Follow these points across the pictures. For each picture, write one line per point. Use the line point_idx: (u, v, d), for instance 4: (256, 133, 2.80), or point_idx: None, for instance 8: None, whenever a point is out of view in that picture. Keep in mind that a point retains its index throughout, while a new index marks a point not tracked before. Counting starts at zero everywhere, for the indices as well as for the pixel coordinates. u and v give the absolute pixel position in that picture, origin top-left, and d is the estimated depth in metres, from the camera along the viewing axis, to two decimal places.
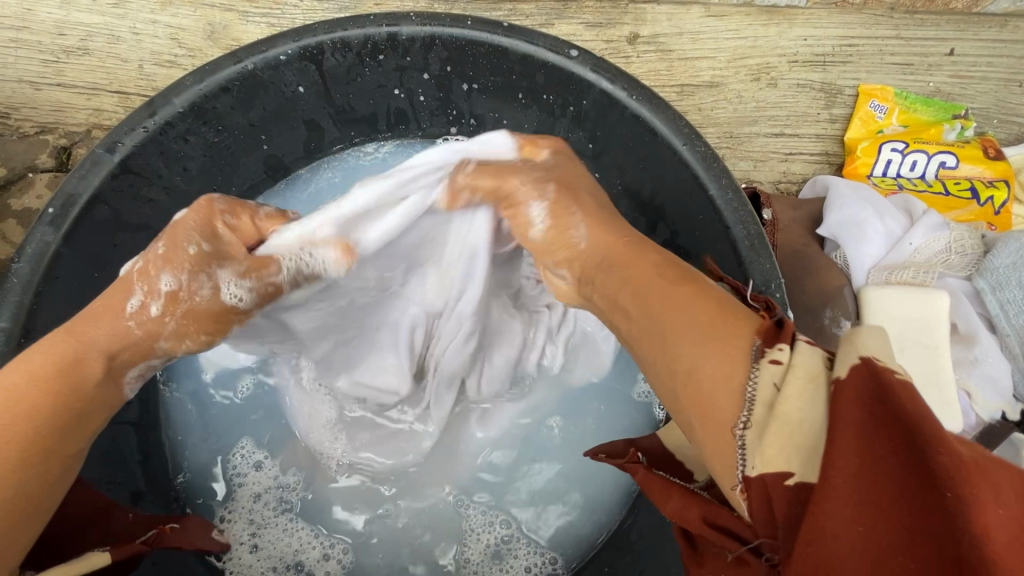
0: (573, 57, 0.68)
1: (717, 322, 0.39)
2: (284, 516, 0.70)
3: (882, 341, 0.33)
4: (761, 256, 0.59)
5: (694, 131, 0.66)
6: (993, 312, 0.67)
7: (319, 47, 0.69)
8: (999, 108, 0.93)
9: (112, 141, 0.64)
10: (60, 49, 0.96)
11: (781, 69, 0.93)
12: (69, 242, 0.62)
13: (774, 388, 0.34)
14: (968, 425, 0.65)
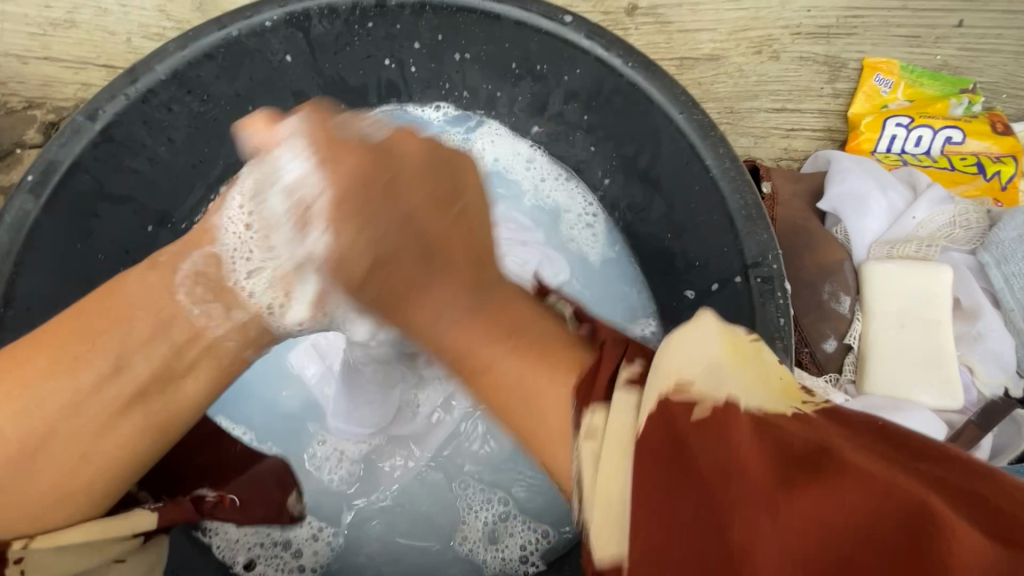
0: (566, 23, 0.66)
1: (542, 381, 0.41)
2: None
3: (707, 333, 0.35)
4: (758, 227, 0.58)
5: (690, 99, 0.64)
6: (998, 286, 0.65)
7: (306, 13, 0.67)
8: (1008, 82, 0.91)
9: (93, 108, 0.62)
10: (46, 22, 0.94)
11: (783, 41, 0.90)
12: (49, 211, 0.61)
13: (605, 415, 0.35)
14: (969, 402, 0.64)
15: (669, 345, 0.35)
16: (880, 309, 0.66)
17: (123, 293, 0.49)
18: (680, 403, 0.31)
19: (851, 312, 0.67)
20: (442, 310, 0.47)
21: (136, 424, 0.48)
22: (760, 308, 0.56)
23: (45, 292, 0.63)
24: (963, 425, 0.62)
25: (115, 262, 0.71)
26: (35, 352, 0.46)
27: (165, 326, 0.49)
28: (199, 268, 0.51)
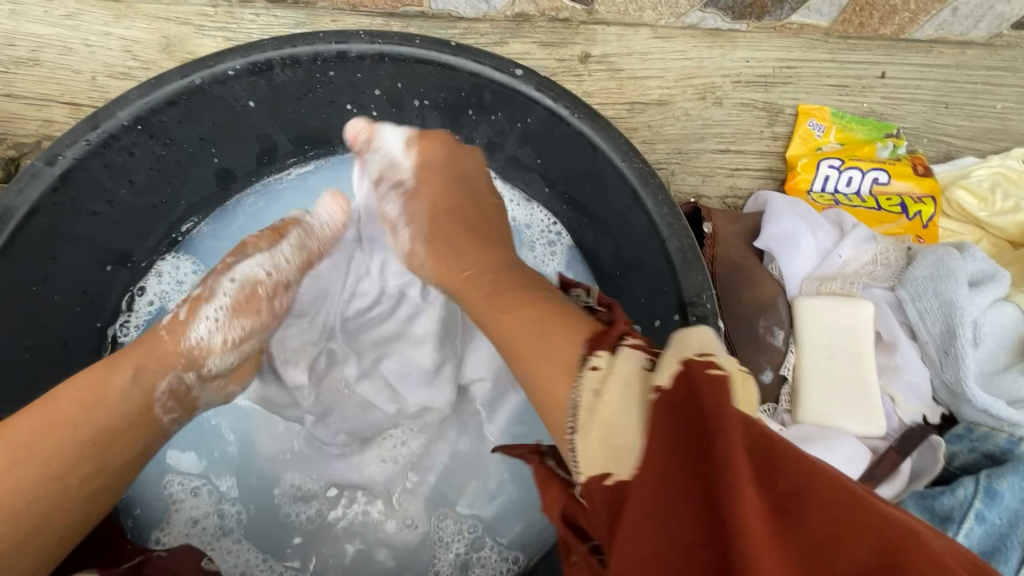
0: (517, 75, 0.70)
1: (549, 326, 0.50)
2: (225, 539, 0.72)
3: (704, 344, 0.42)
4: (694, 268, 0.63)
5: (632, 147, 0.68)
6: (913, 320, 0.70)
7: (268, 63, 0.70)
8: (928, 128, 0.99)
9: (52, 153, 0.63)
10: (10, 60, 0.95)
11: (725, 89, 0.97)
12: (5, 257, 0.62)
13: (595, 392, 0.43)
14: (891, 428, 0.69)
15: (684, 338, 0.43)
16: (810, 342, 0.71)
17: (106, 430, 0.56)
18: (699, 364, 0.40)
19: (785, 344, 0.71)
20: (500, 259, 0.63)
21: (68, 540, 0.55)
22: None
23: None
24: (885, 450, 0.67)
25: (71, 302, 0.72)
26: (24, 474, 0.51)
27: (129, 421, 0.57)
28: (173, 385, 0.62)
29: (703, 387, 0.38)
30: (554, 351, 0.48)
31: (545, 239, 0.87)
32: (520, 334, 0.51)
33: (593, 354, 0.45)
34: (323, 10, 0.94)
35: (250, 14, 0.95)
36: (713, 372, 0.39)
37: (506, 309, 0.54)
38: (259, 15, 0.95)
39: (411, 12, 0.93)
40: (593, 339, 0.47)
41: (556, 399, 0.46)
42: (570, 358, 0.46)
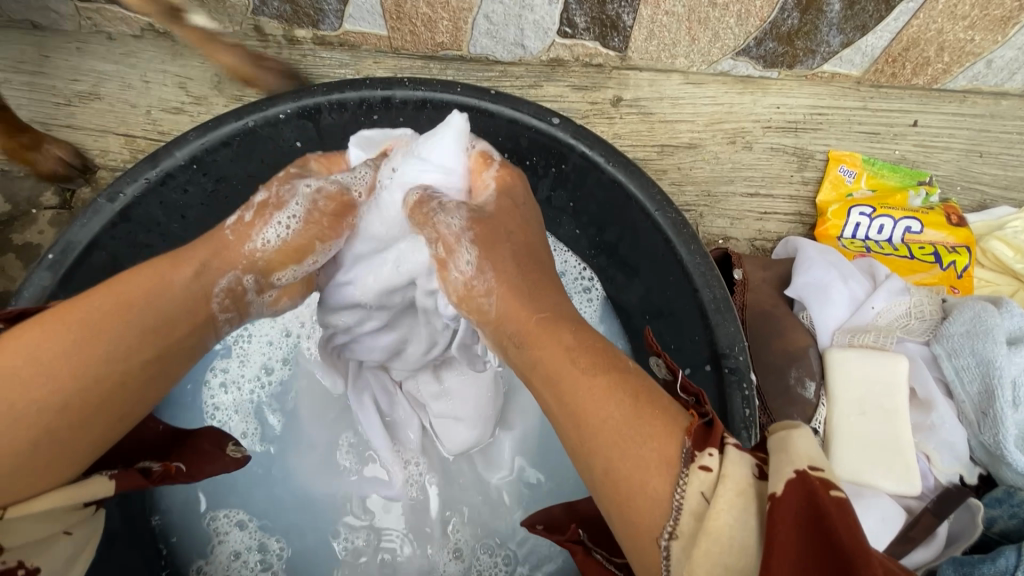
0: (555, 124, 0.73)
1: (641, 421, 0.42)
2: (264, 574, 0.74)
3: (811, 446, 0.39)
4: (726, 320, 0.63)
5: (666, 197, 0.70)
6: (950, 377, 0.70)
7: (317, 107, 0.73)
8: (962, 176, 0.99)
9: (114, 190, 0.67)
10: (73, 94, 1.01)
11: (755, 133, 0.98)
12: (65, 287, 0.65)
13: (703, 499, 0.38)
14: (926, 487, 0.68)
15: (789, 439, 0.39)
16: (843, 396, 0.70)
17: (170, 287, 0.50)
18: (818, 478, 0.36)
19: (816, 397, 0.71)
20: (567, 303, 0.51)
21: (163, 391, 0.50)
22: (726, 400, 0.61)
23: None
24: (920, 512, 0.65)
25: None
26: (80, 319, 0.46)
27: (193, 313, 0.51)
28: (233, 285, 0.54)
29: (836, 515, 0.34)
30: (649, 445, 0.41)
31: (578, 288, 0.87)
32: (592, 416, 0.43)
33: (704, 452, 0.40)
34: (367, 53, 0.99)
35: (299, 56, 1.00)
36: (837, 494, 0.35)
37: (579, 377, 0.45)
38: (307, 56, 0.99)
39: (451, 55, 0.97)
40: (696, 436, 0.41)
41: (645, 511, 0.39)
42: (672, 451, 0.40)
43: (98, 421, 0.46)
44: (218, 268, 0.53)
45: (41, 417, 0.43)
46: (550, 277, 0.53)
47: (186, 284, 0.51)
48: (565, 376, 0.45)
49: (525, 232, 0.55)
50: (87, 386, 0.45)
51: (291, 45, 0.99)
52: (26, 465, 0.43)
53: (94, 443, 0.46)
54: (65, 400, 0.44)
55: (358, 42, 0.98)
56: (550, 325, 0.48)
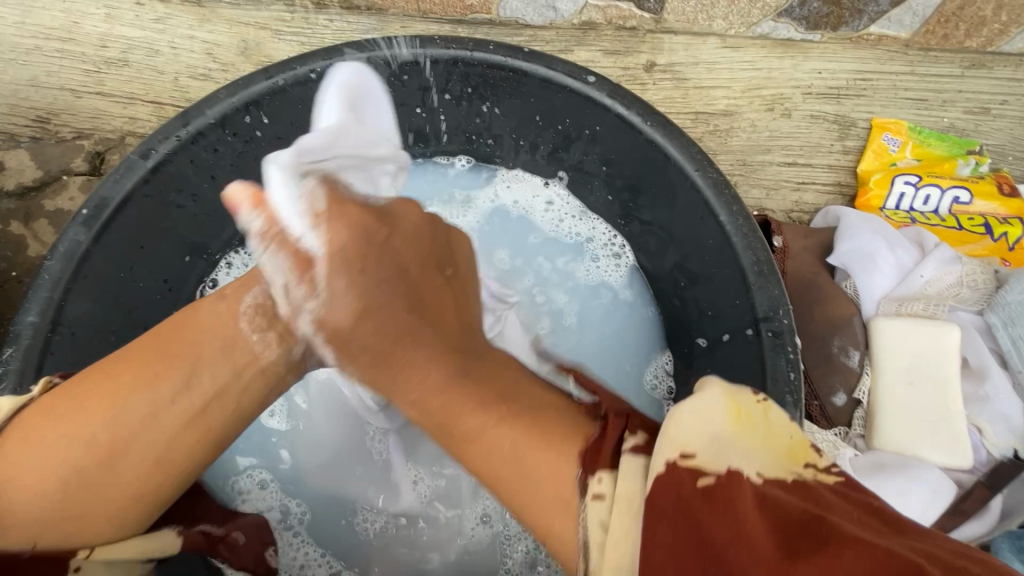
0: (590, 82, 0.70)
1: (545, 440, 0.43)
2: (287, 533, 0.74)
3: (696, 412, 0.39)
4: (769, 283, 0.61)
5: (707, 157, 0.67)
6: (1005, 347, 0.66)
7: (346, 65, 0.71)
8: (1015, 145, 0.94)
9: (147, 147, 0.67)
10: (102, 60, 1.01)
11: (795, 100, 0.94)
12: (99, 243, 0.65)
13: (602, 527, 0.38)
14: (977, 461, 0.65)
15: (674, 417, 0.39)
16: (888, 364, 0.68)
17: (195, 323, 0.53)
18: (690, 468, 0.36)
19: (860, 366, 0.68)
20: (429, 368, 0.49)
21: (197, 434, 0.51)
22: (772, 363, 0.59)
23: (91, 315, 0.66)
24: (973, 484, 0.63)
25: (152, 289, 0.75)
26: (112, 371, 0.49)
27: (229, 353, 0.52)
28: (260, 300, 0.54)
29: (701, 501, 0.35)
30: (539, 476, 0.41)
31: (607, 253, 0.85)
32: (481, 446, 0.44)
33: (592, 477, 0.39)
34: (394, 17, 0.97)
35: (325, 21, 0.98)
36: (705, 481, 0.36)
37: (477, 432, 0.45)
38: (334, 21, 0.98)
39: (479, 20, 0.95)
40: (587, 456, 0.41)
41: (562, 548, 0.41)
42: (567, 490, 0.40)
43: (149, 468, 0.50)
44: (242, 288, 0.55)
45: (72, 455, 0.47)
46: (419, 341, 0.50)
47: (221, 315, 0.53)
48: (473, 421, 0.45)
49: (371, 313, 0.50)
50: (112, 421, 0.48)
51: (317, 9, 0.98)
52: (68, 504, 0.47)
53: (129, 486, 0.49)
54: (93, 436, 0.48)
55: (385, 6, 0.97)
56: (422, 406, 0.48)
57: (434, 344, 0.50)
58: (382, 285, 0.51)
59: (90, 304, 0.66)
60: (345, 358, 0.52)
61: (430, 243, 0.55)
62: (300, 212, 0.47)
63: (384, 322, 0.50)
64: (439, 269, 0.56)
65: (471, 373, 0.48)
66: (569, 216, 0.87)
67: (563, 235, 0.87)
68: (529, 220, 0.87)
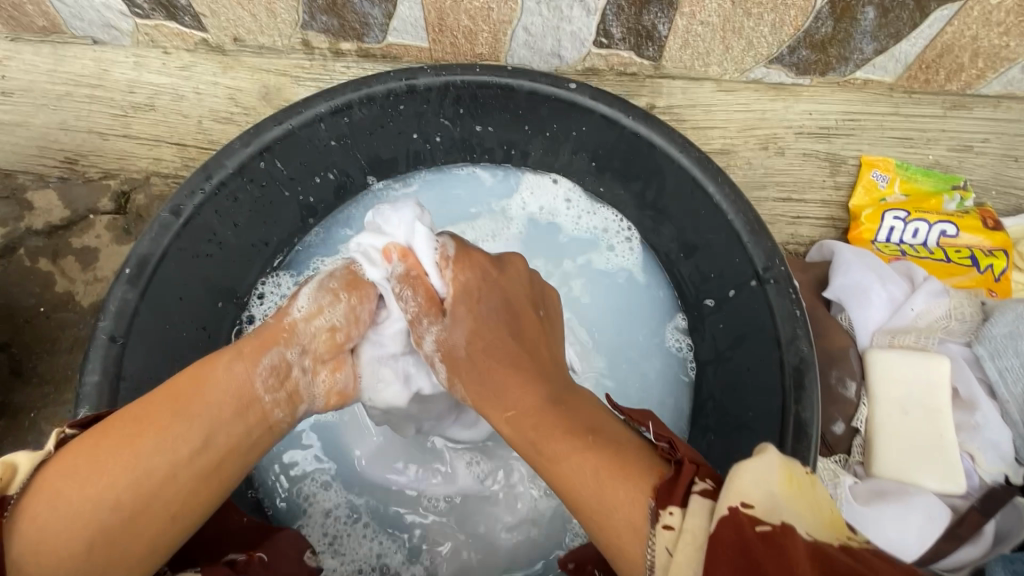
0: (572, 90, 0.75)
1: (617, 471, 0.46)
2: (359, 526, 0.77)
3: (753, 475, 0.40)
4: (762, 236, 0.70)
5: (687, 139, 0.74)
6: (993, 378, 0.70)
7: (347, 103, 0.76)
8: (997, 180, 1.00)
9: (175, 205, 0.71)
10: (129, 105, 1.06)
11: (787, 140, 1.00)
12: (144, 297, 0.70)
13: (668, 553, 0.41)
14: (971, 486, 0.68)
15: (736, 471, 0.41)
16: (884, 396, 0.71)
17: (214, 380, 0.55)
18: (748, 516, 0.38)
19: (857, 396, 0.72)
20: (526, 393, 0.56)
21: (214, 487, 0.53)
22: (776, 301, 0.68)
23: (143, 366, 0.71)
24: (967, 510, 0.66)
25: (193, 337, 0.79)
26: (134, 431, 0.50)
27: (245, 412, 0.56)
28: (275, 364, 0.59)
29: (760, 551, 0.36)
30: (617, 500, 0.45)
31: (620, 240, 0.89)
32: (569, 464, 0.48)
33: (665, 509, 0.42)
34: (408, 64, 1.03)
35: (343, 68, 1.05)
36: (763, 528, 0.37)
37: (558, 453, 0.49)
38: (351, 68, 1.04)
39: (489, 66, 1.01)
40: (661, 490, 0.44)
41: (630, 564, 0.43)
42: (639, 518, 0.43)
43: (160, 529, 0.50)
44: (261, 348, 0.59)
45: (98, 515, 0.48)
46: (521, 363, 0.59)
47: (239, 375, 0.56)
48: (563, 444, 0.49)
49: (480, 335, 0.61)
50: (136, 481, 0.49)
51: (336, 57, 1.03)
52: (88, 566, 0.47)
53: (149, 543, 0.50)
54: (118, 498, 0.48)
55: (400, 54, 1.02)
56: (519, 422, 0.54)
57: (530, 375, 0.58)
58: (492, 314, 0.63)
59: (141, 350, 0.71)
60: (454, 374, 0.62)
61: (528, 286, 0.67)
62: (436, 262, 0.64)
63: (492, 344, 0.61)
64: (533, 308, 0.66)
65: (559, 404, 0.54)
66: (585, 212, 0.90)
67: (581, 231, 0.89)
68: (552, 220, 0.90)
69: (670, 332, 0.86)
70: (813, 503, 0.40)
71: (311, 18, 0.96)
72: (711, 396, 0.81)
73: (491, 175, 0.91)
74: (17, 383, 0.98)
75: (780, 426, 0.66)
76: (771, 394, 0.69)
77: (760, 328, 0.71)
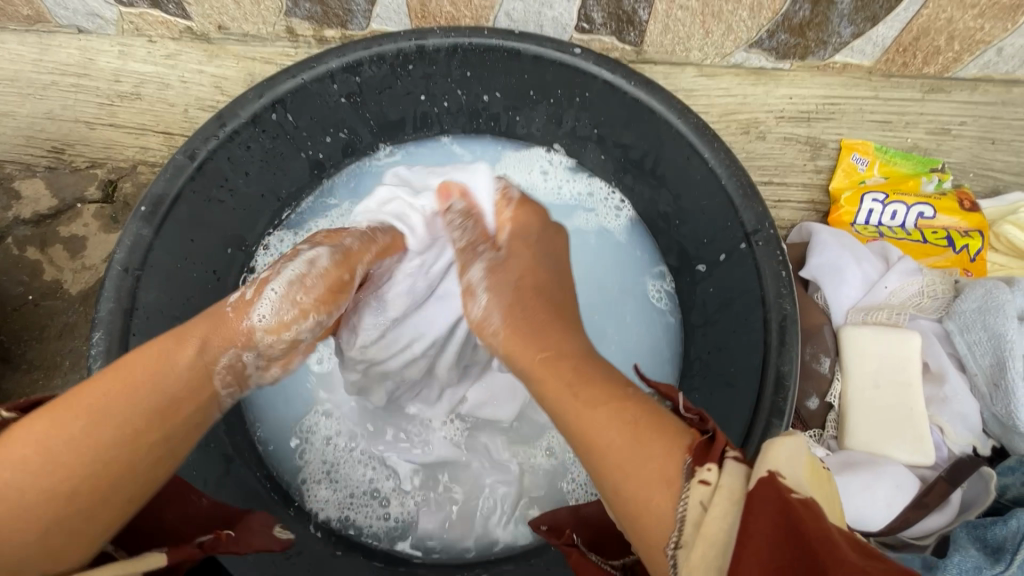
0: (576, 54, 0.77)
1: (649, 428, 0.45)
2: (356, 453, 0.77)
3: (790, 450, 0.40)
4: (754, 201, 0.70)
5: (686, 106, 0.75)
6: (962, 352, 0.72)
7: (358, 61, 0.78)
8: (975, 163, 1.02)
9: (191, 149, 0.73)
10: (115, 94, 1.07)
11: (768, 124, 1.01)
12: (159, 235, 0.71)
13: (702, 508, 0.40)
14: (939, 458, 0.70)
15: (769, 444, 0.41)
16: (858, 370, 0.73)
17: (148, 364, 0.51)
18: (785, 483, 0.37)
19: (831, 372, 0.74)
20: (556, 343, 0.54)
21: (160, 463, 0.51)
22: (764, 261, 0.68)
23: (158, 305, 0.72)
24: (934, 480, 0.67)
25: (204, 281, 0.80)
26: (65, 418, 0.47)
27: (194, 393, 0.53)
28: (233, 361, 0.56)
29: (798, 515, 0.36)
30: (650, 451, 0.43)
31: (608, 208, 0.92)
32: (604, 412, 0.47)
33: (702, 465, 0.41)
34: None
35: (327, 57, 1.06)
36: (802, 497, 0.37)
37: (590, 403, 0.48)
38: None
39: None
40: (696, 449, 0.43)
41: (654, 518, 0.42)
42: (673, 470, 0.42)
43: (104, 509, 0.48)
44: (214, 347, 0.55)
45: (35, 509, 0.45)
46: (561, 318, 0.57)
47: (184, 369, 0.52)
48: (593, 393, 0.48)
49: (541, 287, 0.59)
50: (70, 468, 0.46)
51: (319, 44, 1.04)
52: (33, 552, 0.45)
53: (96, 524, 0.48)
54: (51, 486, 0.46)
55: None
56: (549, 369, 0.52)
57: (561, 330, 0.56)
58: (545, 265, 0.62)
59: (157, 295, 0.72)
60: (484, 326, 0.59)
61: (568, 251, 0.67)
62: (496, 203, 0.67)
63: (532, 300, 0.58)
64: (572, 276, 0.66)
65: (588, 358, 0.52)
66: (564, 181, 0.93)
67: (563, 198, 0.92)
68: (530, 194, 0.92)
69: (653, 289, 0.88)
70: (827, 489, 0.40)
71: (294, 5, 0.97)
72: (699, 356, 0.81)
73: (470, 151, 0.94)
74: (8, 369, 0.99)
75: (758, 385, 0.65)
76: (754, 350, 0.69)
77: (746, 292, 0.71)
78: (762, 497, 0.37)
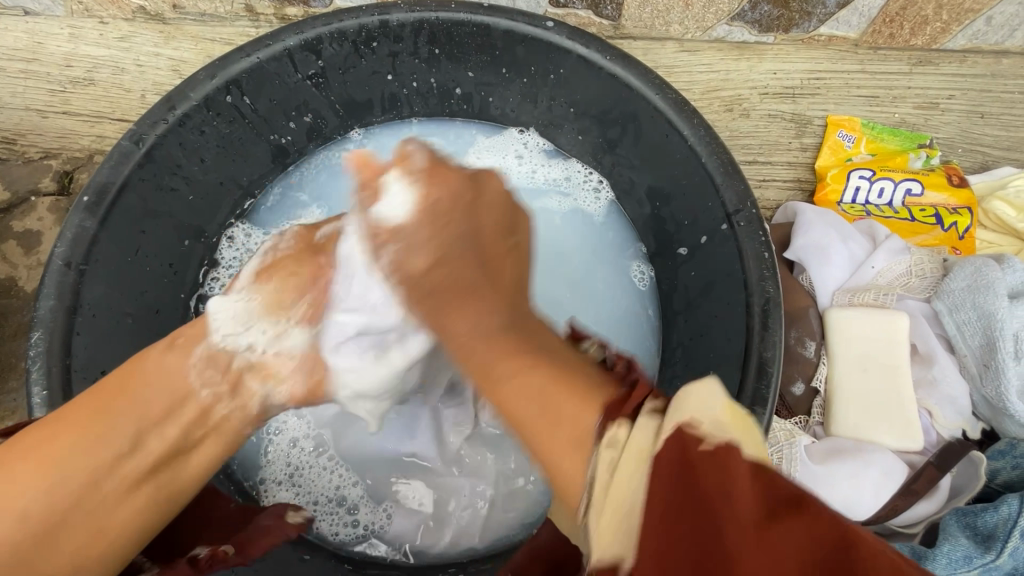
0: (550, 28, 0.72)
1: (566, 380, 0.39)
2: (323, 458, 0.72)
3: (706, 393, 0.33)
4: (734, 179, 0.67)
5: (664, 81, 0.71)
6: (951, 333, 0.70)
7: (317, 39, 0.73)
8: (964, 138, 0.98)
9: (137, 134, 0.68)
10: (67, 80, 1.01)
11: (753, 100, 0.97)
12: (104, 227, 0.66)
13: (607, 470, 0.34)
14: (928, 443, 0.68)
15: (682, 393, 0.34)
16: (844, 353, 0.70)
17: (145, 372, 0.53)
18: (687, 442, 0.31)
19: (816, 356, 0.71)
20: (475, 316, 0.47)
21: (160, 482, 0.52)
22: (747, 243, 0.65)
23: (106, 299, 0.68)
24: (924, 466, 0.65)
25: (159, 274, 0.76)
26: (54, 431, 0.48)
27: (180, 405, 0.53)
28: (211, 352, 0.56)
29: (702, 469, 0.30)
30: (564, 406, 0.37)
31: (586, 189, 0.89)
32: (512, 377, 0.41)
33: (611, 422, 0.35)
34: None
35: None
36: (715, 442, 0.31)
37: (509, 370, 0.42)
38: None
39: None
40: (610, 405, 0.36)
41: (564, 475, 0.36)
42: (585, 421, 0.36)
43: (94, 528, 0.48)
44: (195, 338, 0.55)
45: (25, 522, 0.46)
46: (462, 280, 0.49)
47: (170, 368, 0.54)
48: (503, 363, 0.42)
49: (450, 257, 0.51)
50: (64, 480, 0.47)
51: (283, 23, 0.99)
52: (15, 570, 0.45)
53: (89, 543, 0.48)
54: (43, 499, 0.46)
55: None
56: (464, 343, 0.46)
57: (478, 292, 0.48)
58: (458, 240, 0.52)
59: (102, 291, 0.67)
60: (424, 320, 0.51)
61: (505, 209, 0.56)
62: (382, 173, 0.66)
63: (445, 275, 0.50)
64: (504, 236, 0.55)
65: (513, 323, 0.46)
66: (539, 165, 0.90)
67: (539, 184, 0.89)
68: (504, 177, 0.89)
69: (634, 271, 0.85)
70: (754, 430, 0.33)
71: None
72: (680, 343, 0.79)
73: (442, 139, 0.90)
74: None
75: (741, 372, 0.62)
76: (737, 334, 0.66)
77: (728, 276, 0.68)
78: (662, 457, 0.31)
